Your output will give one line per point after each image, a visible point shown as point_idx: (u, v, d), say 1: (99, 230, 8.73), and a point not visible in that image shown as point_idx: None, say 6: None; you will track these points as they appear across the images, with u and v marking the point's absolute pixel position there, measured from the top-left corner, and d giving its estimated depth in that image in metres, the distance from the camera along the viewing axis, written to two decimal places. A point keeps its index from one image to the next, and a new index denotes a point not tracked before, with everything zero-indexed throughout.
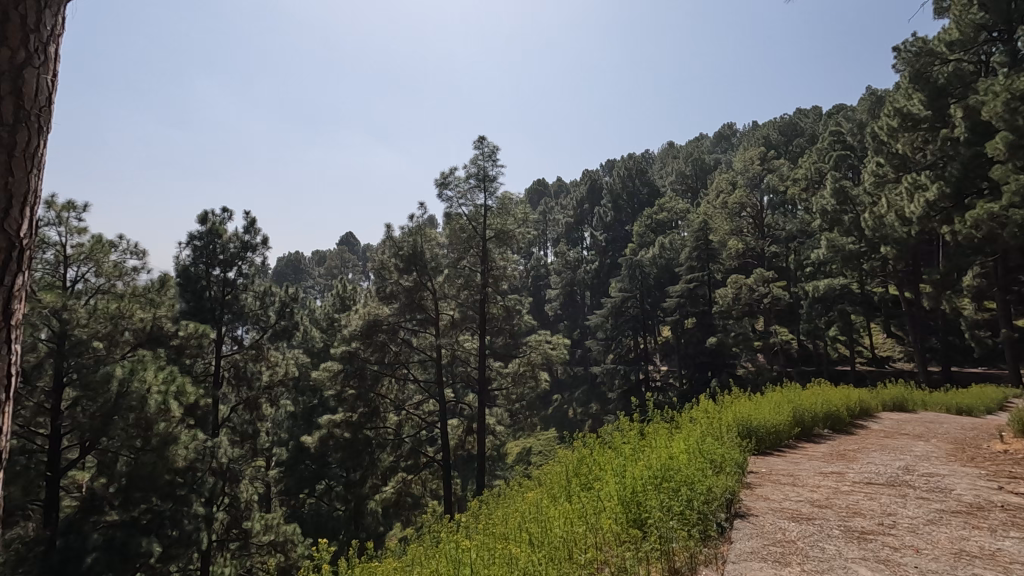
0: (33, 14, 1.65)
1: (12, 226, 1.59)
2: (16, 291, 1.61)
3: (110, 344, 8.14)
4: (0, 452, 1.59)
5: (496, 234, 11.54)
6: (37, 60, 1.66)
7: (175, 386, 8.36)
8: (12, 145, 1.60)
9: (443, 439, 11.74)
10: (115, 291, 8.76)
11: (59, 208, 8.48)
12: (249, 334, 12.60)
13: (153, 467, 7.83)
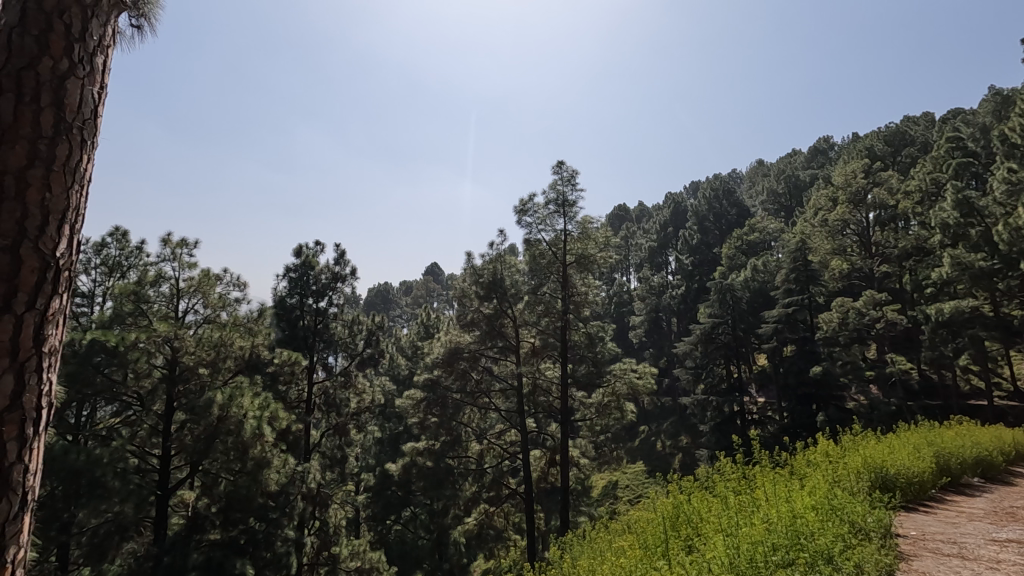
0: (77, 24, 1.62)
1: (48, 245, 1.49)
2: (52, 314, 1.51)
3: (214, 370, 8.49)
4: (25, 486, 1.46)
5: (577, 259, 11.17)
6: (81, 71, 1.62)
7: (269, 411, 8.48)
8: (51, 158, 1.52)
9: (525, 470, 11.29)
10: (219, 320, 9.23)
11: (173, 245, 9.19)
12: (339, 361, 13.00)
13: (248, 490, 8.02)
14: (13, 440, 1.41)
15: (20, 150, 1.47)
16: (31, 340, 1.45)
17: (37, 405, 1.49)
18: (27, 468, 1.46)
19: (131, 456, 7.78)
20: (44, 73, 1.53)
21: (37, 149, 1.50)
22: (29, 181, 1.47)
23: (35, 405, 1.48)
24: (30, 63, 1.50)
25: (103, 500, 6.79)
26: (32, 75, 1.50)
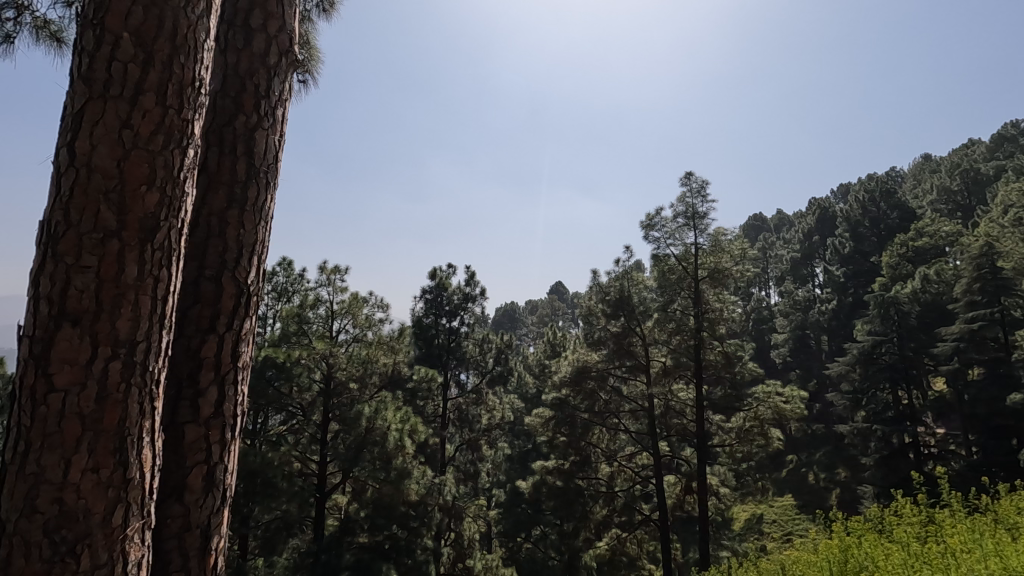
0: (264, 83, 1.88)
1: (241, 274, 1.73)
2: (244, 334, 1.74)
3: (362, 385, 9.23)
4: (225, 486, 1.68)
5: (709, 274, 10.48)
6: (266, 123, 1.88)
7: (408, 425, 8.97)
8: (244, 200, 1.78)
9: (659, 496, 10.74)
10: (366, 339, 10.08)
11: (328, 271, 10.28)
12: (471, 378, 13.55)
13: (391, 498, 8.55)
14: (216, 441, 1.64)
15: (221, 195, 1.74)
16: (229, 358, 1.69)
17: (234, 413, 1.71)
18: (227, 468, 1.68)
19: (296, 460, 8.74)
20: (239, 128, 1.81)
21: (234, 193, 1.76)
22: (228, 220, 1.73)
23: (232, 413, 1.70)
24: (229, 120, 1.79)
25: (273, 499, 7.66)
26: (231, 130, 1.78)
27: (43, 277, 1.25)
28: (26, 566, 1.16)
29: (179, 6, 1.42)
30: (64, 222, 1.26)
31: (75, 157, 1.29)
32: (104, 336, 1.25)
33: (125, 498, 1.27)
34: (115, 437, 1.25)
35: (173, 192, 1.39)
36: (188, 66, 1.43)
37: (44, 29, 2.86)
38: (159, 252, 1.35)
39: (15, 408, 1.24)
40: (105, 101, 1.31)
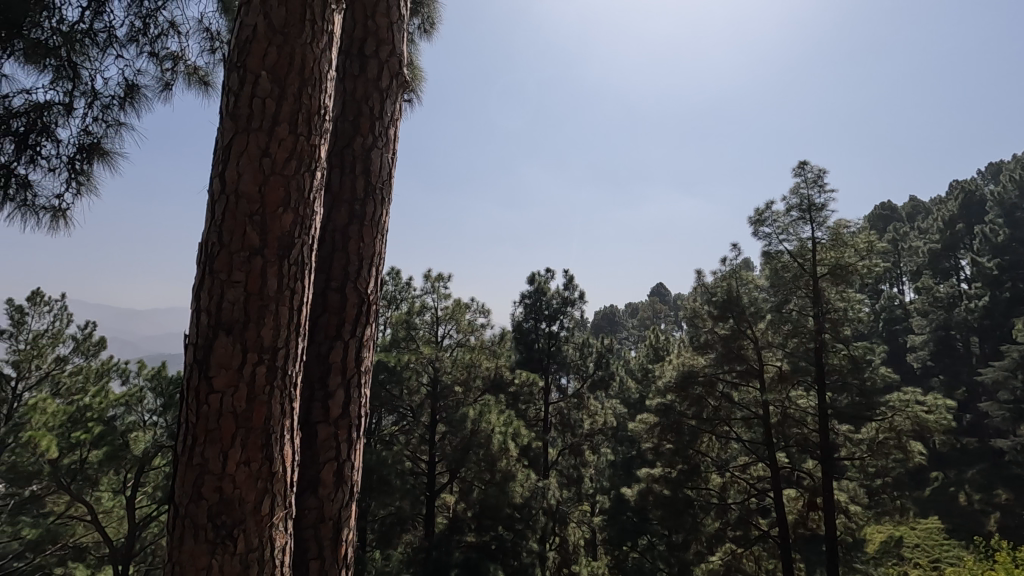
0: (378, 104, 2.01)
1: (362, 284, 1.86)
2: (366, 340, 1.87)
3: (467, 389, 9.54)
4: (352, 482, 1.82)
5: (830, 270, 9.60)
6: (380, 142, 2.00)
7: (512, 428, 9.11)
8: (362, 216, 1.91)
9: (778, 510, 9.96)
10: (469, 343, 10.39)
11: (433, 279, 10.74)
12: (572, 382, 13.48)
13: (497, 499, 8.60)
14: (344, 440, 1.77)
15: (343, 212, 1.89)
16: (354, 362, 1.82)
17: (359, 415, 1.84)
18: (354, 465, 1.81)
19: (407, 459, 9.20)
20: (357, 149, 1.95)
21: (355, 210, 1.90)
22: (350, 235, 1.87)
23: (357, 414, 1.82)
24: (348, 142, 1.94)
25: (388, 495, 8.11)
26: (351, 151, 1.93)
27: (203, 292, 1.43)
28: (196, 544, 1.32)
29: (306, 41, 1.56)
30: (217, 243, 1.42)
31: (225, 185, 1.46)
32: (252, 343, 1.39)
33: (271, 490, 1.41)
34: (262, 434, 1.40)
35: (303, 211, 1.52)
36: (314, 96, 1.56)
37: (192, 74, 3.26)
38: (294, 267, 1.49)
39: (184, 408, 1.42)
40: (248, 133, 1.47)
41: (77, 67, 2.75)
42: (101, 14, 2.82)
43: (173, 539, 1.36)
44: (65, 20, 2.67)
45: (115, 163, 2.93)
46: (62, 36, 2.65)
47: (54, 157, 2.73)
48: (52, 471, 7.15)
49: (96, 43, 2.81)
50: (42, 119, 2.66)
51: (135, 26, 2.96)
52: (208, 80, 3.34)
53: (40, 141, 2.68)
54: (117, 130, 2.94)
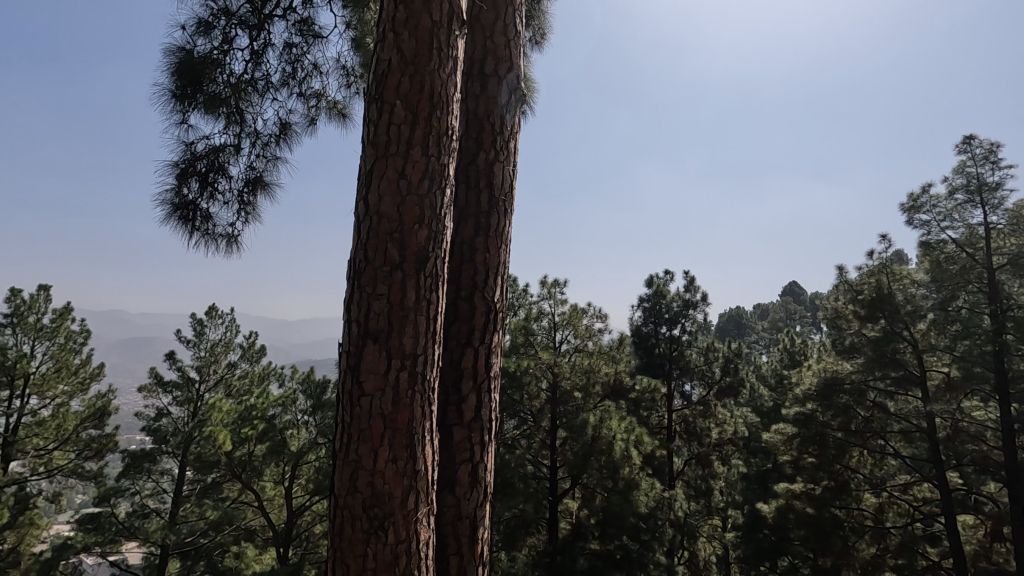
0: (498, 119, 2.11)
1: (490, 293, 1.95)
2: (494, 347, 1.95)
3: (586, 394, 9.42)
4: (486, 483, 1.89)
5: (1011, 260, 8.23)
6: (501, 156, 2.09)
7: (634, 436, 8.83)
8: (488, 227, 2.01)
9: (952, 539, 8.60)
10: (587, 349, 10.30)
11: (549, 285, 10.82)
12: (696, 389, 12.81)
13: (621, 508, 8.42)
14: (477, 442, 1.86)
15: (469, 225, 2.00)
16: (484, 368, 1.91)
17: (490, 418, 1.92)
18: (487, 468, 1.90)
19: (529, 463, 9.37)
20: (481, 165, 2.05)
21: (480, 222, 2.00)
22: (477, 246, 1.97)
23: (489, 418, 1.91)
24: (472, 159, 2.04)
25: (512, 497, 8.34)
26: (474, 167, 2.03)
27: (353, 305, 1.58)
28: (354, 533, 1.46)
29: (435, 68, 1.67)
30: (364, 259, 1.57)
31: (368, 207, 1.60)
32: (395, 350, 1.52)
33: (415, 487, 1.52)
34: (406, 434, 1.51)
35: (436, 226, 1.63)
36: (442, 118, 1.67)
37: (332, 107, 3.62)
38: (429, 280, 1.59)
39: (339, 409, 1.58)
40: (387, 158, 1.60)
41: (243, 112, 3.18)
42: (260, 64, 3.24)
43: (334, 527, 1.52)
44: (234, 73, 3.12)
45: (273, 193, 3.34)
46: (231, 87, 3.08)
47: (228, 191, 3.18)
48: (229, 462, 8.09)
49: (256, 90, 3.24)
50: (218, 159, 3.11)
51: (286, 71, 3.37)
52: (345, 112, 3.70)
53: (217, 178, 3.13)
54: (276, 163, 3.35)
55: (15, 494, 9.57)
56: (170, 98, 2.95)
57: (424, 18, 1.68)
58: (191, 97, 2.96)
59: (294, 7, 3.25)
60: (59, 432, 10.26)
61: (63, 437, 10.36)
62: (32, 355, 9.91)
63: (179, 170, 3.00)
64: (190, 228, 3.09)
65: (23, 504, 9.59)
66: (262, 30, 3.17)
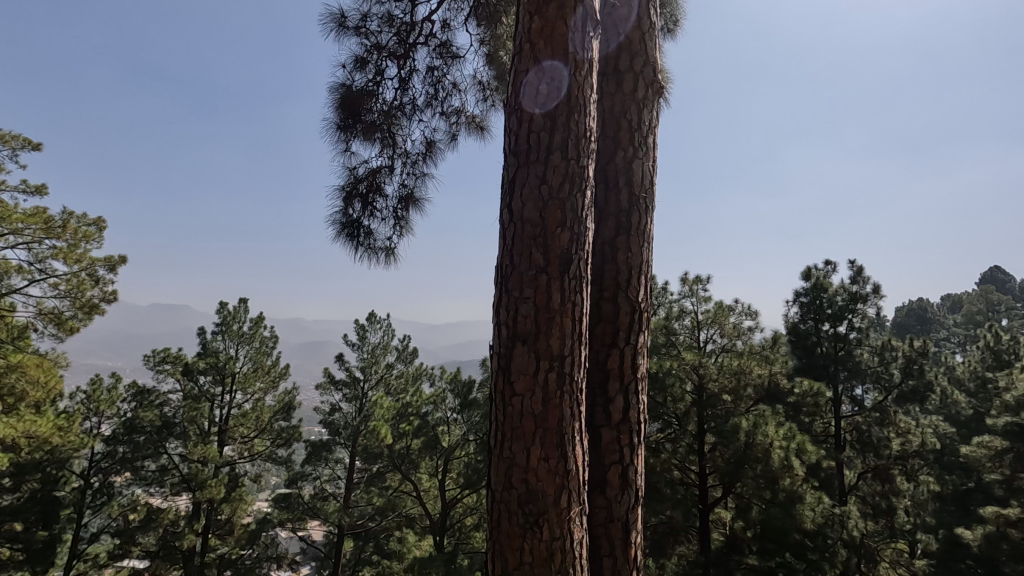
0: (636, 114, 2.09)
1: (634, 293, 1.93)
2: (640, 348, 1.92)
3: (737, 398, 8.78)
4: (638, 486, 1.87)
5: None
6: (640, 152, 2.06)
7: (795, 444, 7.94)
8: (629, 225, 1.99)
9: None
10: (736, 349, 9.66)
11: (690, 282, 10.31)
12: (870, 394, 11.38)
13: (782, 523, 7.71)
14: (626, 446, 1.85)
15: (610, 225, 2.01)
16: (631, 369, 1.90)
17: (639, 420, 1.91)
18: (638, 471, 1.88)
19: (675, 469, 8.92)
20: (619, 162, 2.04)
21: (621, 220, 2.00)
22: (618, 246, 1.98)
23: (637, 420, 1.89)
24: (610, 157, 2.05)
25: (659, 503, 8.08)
26: (613, 166, 2.04)
27: (502, 309, 1.65)
28: (510, 526, 1.52)
29: (571, 73, 1.69)
30: (510, 265, 1.64)
31: (513, 214, 1.67)
32: (543, 352, 1.56)
33: (567, 486, 1.54)
34: (557, 433, 1.54)
35: (579, 229, 1.64)
36: (579, 121, 1.68)
37: (472, 122, 3.83)
38: (574, 281, 1.61)
39: (493, 408, 1.66)
40: (529, 165, 1.66)
41: (394, 135, 3.46)
42: (407, 90, 3.53)
43: (492, 518, 1.60)
44: (386, 101, 3.44)
45: (423, 207, 3.62)
46: (383, 114, 3.40)
47: (385, 209, 3.51)
48: (391, 453, 9.15)
49: (404, 113, 3.51)
50: (375, 181, 3.45)
51: (429, 93, 3.63)
52: (483, 125, 3.88)
53: (375, 198, 3.47)
54: (423, 180, 3.62)
55: (227, 474, 11.33)
56: (335, 130, 3.35)
57: (559, 24, 1.71)
58: (352, 127, 3.34)
59: (434, 33, 3.49)
60: (257, 423, 12.04)
61: (261, 426, 12.14)
62: (236, 357, 11.79)
63: (345, 194, 3.41)
64: (356, 244, 3.46)
65: (234, 482, 11.38)
66: (408, 58, 3.45)
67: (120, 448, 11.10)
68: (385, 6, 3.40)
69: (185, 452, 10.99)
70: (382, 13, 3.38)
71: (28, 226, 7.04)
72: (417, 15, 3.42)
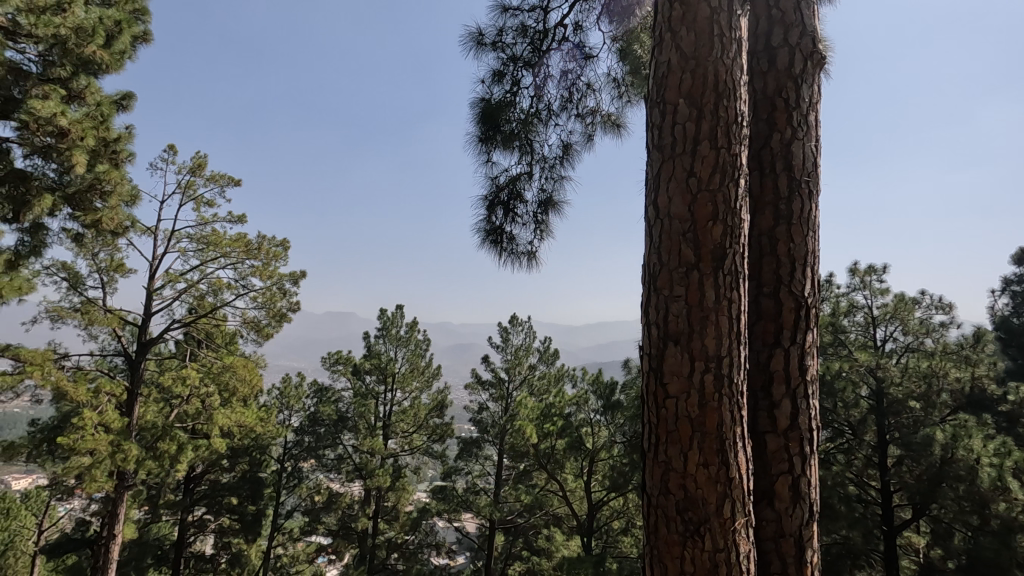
0: (794, 93, 1.95)
1: (797, 287, 1.85)
2: (808, 347, 1.83)
3: (928, 405, 7.52)
4: (812, 496, 1.76)
5: None
6: (800, 132, 1.94)
7: (1012, 461, 6.59)
8: (790, 214, 1.91)
9: None
10: (925, 349, 8.27)
11: (861, 273, 9.11)
12: None
13: (998, 556, 6.40)
14: (797, 454, 1.76)
15: (768, 215, 1.94)
16: (798, 371, 1.82)
17: (810, 426, 1.80)
18: (810, 482, 1.77)
19: (851, 484, 7.91)
20: (776, 146, 1.95)
21: (780, 209, 1.92)
22: (778, 238, 1.90)
23: (809, 426, 1.79)
24: (765, 142, 1.97)
25: (833, 522, 7.11)
26: (768, 151, 1.95)
27: (651, 308, 1.61)
28: (669, 533, 1.47)
29: (718, 55, 1.60)
30: (658, 263, 1.59)
31: (659, 211, 1.62)
32: (698, 352, 1.49)
33: (730, 495, 1.45)
34: (716, 439, 1.46)
35: (732, 222, 1.54)
36: (728, 106, 1.58)
37: (607, 120, 3.79)
38: (729, 277, 1.52)
39: (645, 410, 1.62)
40: (674, 158, 1.60)
41: (532, 142, 3.55)
42: (542, 96, 3.60)
43: (650, 525, 1.55)
44: (523, 109, 3.54)
45: (562, 210, 3.66)
46: (521, 123, 3.50)
47: (526, 214, 3.61)
48: (536, 453, 9.25)
49: (541, 119, 3.59)
50: (515, 187, 3.55)
51: (564, 96, 3.67)
52: (620, 122, 3.82)
53: (516, 204, 3.58)
54: (562, 183, 3.66)
55: (392, 465, 12.43)
56: (477, 142, 3.53)
57: (702, 7, 1.63)
58: (492, 138, 3.48)
59: (566, 36, 3.52)
60: (416, 419, 12.93)
61: (419, 423, 12.98)
62: (396, 359, 12.99)
63: (488, 203, 3.57)
64: (500, 249, 3.61)
65: (397, 472, 12.45)
66: (542, 65, 3.52)
67: (306, 438, 12.76)
68: (519, 17, 3.50)
69: (357, 444, 12.30)
70: (517, 25, 3.49)
71: (234, 249, 8.46)
72: (550, 21, 3.49)
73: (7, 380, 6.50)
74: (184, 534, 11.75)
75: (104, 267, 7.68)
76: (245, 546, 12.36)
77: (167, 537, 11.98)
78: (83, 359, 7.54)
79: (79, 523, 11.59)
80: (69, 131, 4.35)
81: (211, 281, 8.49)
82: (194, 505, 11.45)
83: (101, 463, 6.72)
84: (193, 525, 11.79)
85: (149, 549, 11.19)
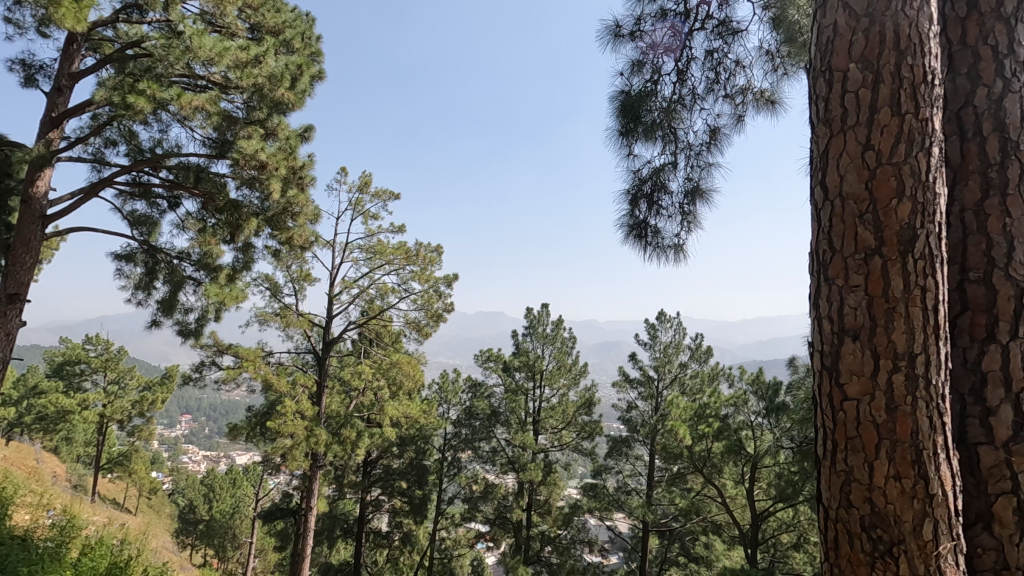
0: (1003, 39, 1.67)
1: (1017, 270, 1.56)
2: None
3: None
4: None
5: None
6: (1016, 83, 1.64)
7: None
8: (1004, 183, 1.61)
9: None
10: None
11: None
12: None
13: None
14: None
15: (973, 185, 1.66)
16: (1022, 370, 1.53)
17: None
18: None
19: None
20: (980, 104, 1.68)
21: (990, 177, 1.64)
22: (988, 213, 1.62)
23: None
24: (966, 101, 1.71)
25: None
26: (971, 110, 1.69)
27: (822, 300, 1.45)
28: (853, 553, 1.32)
29: (898, 7, 1.39)
30: (830, 250, 1.43)
31: (829, 192, 1.47)
32: (884, 349, 1.30)
33: (933, 514, 1.25)
34: (911, 449, 1.27)
35: (924, 197, 1.33)
36: (915, 64, 1.36)
37: (760, 97, 3.48)
38: (922, 262, 1.31)
39: (820, 413, 1.47)
40: (846, 131, 1.43)
41: (676, 130, 3.40)
42: (685, 81, 3.43)
43: (829, 540, 1.41)
44: (664, 97, 3.41)
45: (712, 199, 3.45)
46: (664, 112, 3.37)
47: (671, 206, 3.47)
48: (690, 455, 8.77)
49: (685, 106, 3.42)
50: (659, 179, 3.42)
51: (710, 78, 3.46)
52: (775, 98, 3.49)
53: (660, 196, 3.46)
54: (709, 171, 3.45)
55: (543, 460, 12.70)
56: (618, 136, 3.47)
57: None
58: (633, 131, 3.40)
59: (711, 13, 3.31)
60: (563, 415, 13.03)
61: (567, 419, 13.05)
62: (543, 357, 13.28)
63: (631, 197, 3.49)
64: (644, 244, 3.52)
65: (548, 468, 12.71)
66: (684, 48, 3.35)
67: (463, 430, 13.57)
68: (657, 3, 3.38)
69: (509, 438, 12.81)
70: (656, 11, 3.37)
71: (397, 257, 9.34)
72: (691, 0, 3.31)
73: (231, 373, 7.91)
74: (364, 511, 13.21)
75: (296, 276, 8.95)
76: (414, 526, 13.52)
77: (351, 513, 13.59)
78: (283, 356, 8.88)
79: (284, 495, 13.62)
80: (267, 163, 5.17)
81: (379, 286, 9.44)
82: (371, 486, 12.88)
83: (300, 445, 7.83)
84: (371, 504, 13.19)
85: (337, 523, 12.84)
